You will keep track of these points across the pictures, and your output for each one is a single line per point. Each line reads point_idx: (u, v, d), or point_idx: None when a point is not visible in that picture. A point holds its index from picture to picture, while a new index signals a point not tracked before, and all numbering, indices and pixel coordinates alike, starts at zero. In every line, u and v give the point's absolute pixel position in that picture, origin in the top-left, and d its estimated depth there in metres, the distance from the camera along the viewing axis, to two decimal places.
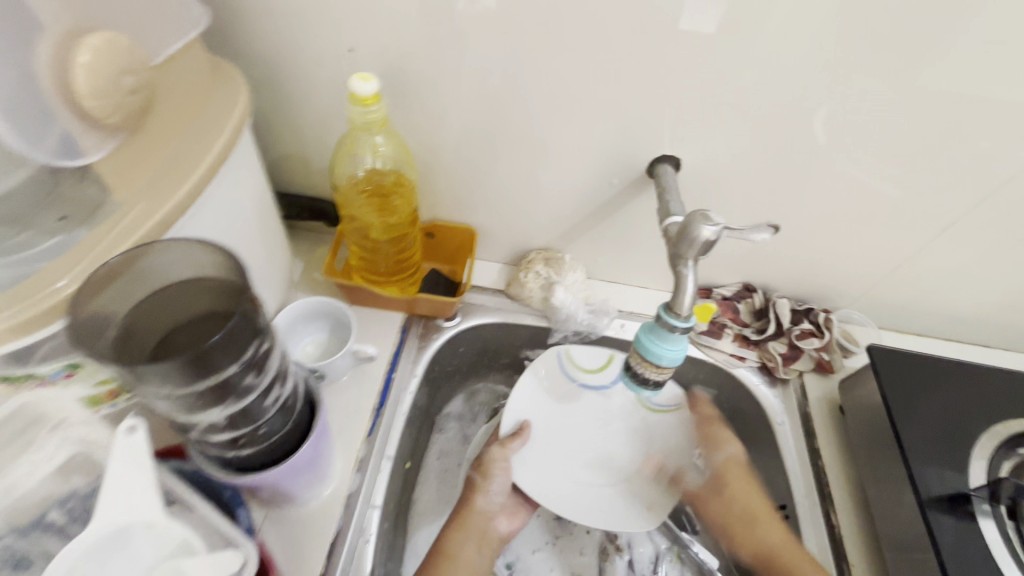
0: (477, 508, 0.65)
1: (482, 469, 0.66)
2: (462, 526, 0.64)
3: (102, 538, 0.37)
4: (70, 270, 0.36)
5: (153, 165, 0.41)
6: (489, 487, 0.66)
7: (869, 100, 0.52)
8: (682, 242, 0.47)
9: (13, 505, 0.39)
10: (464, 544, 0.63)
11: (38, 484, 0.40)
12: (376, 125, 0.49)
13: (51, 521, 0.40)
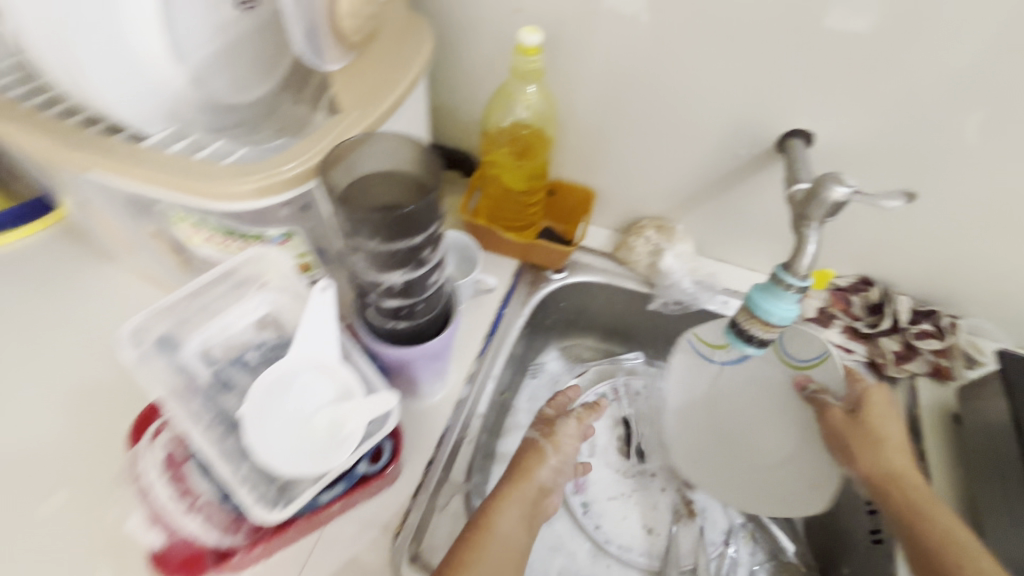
0: (535, 478, 0.57)
1: (553, 439, 0.61)
2: (513, 494, 0.55)
3: (290, 371, 0.47)
4: (294, 157, 0.44)
5: (367, 85, 0.47)
6: (549, 456, 0.59)
7: None
8: (810, 203, 0.49)
9: (226, 342, 0.51)
10: (510, 515, 0.53)
11: (242, 330, 0.51)
12: (533, 75, 0.57)
13: (247, 360, 0.50)
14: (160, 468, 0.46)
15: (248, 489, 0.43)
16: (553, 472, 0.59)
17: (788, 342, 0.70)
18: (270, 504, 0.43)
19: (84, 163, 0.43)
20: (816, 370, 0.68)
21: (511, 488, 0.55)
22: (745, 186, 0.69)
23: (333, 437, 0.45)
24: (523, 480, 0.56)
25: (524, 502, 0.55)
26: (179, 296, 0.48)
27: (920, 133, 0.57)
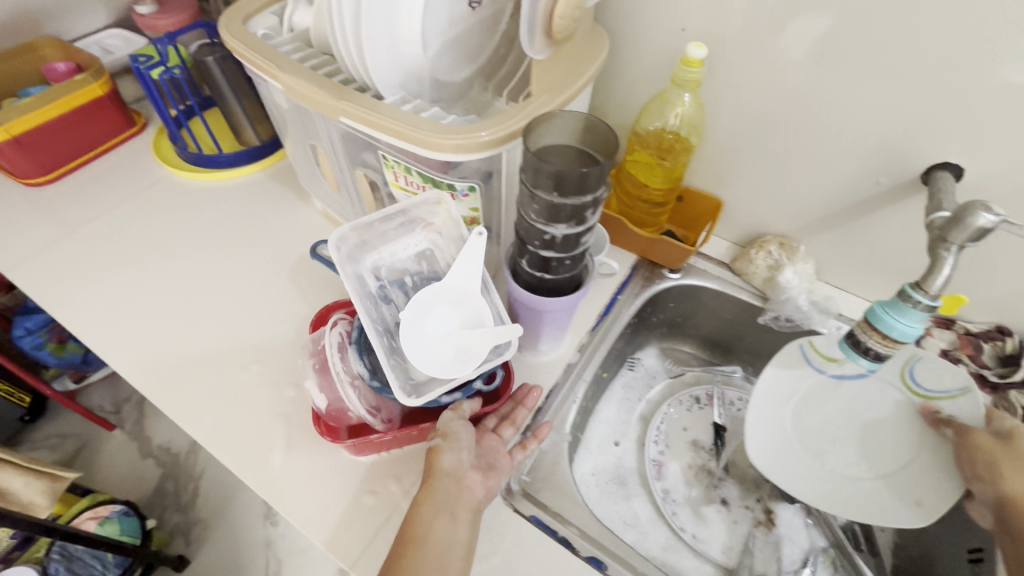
0: (441, 472, 0.54)
1: (441, 433, 0.56)
2: (428, 498, 0.52)
3: (434, 296, 0.55)
4: (489, 126, 0.54)
5: (556, 75, 0.57)
6: (450, 450, 0.55)
7: None
8: (953, 227, 0.51)
9: (393, 265, 0.61)
10: (435, 518, 0.50)
11: (405, 257, 0.62)
12: (692, 84, 0.64)
13: (406, 283, 0.61)
14: (336, 347, 0.59)
15: (395, 377, 0.54)
16: (461, 462, 0.54)
17: (920, 367, 0.66)
18: (408, 393, 0.54)
19: (341, 110, 0.57)
20: (954, 402, 0.63)
21: (425, 493, 0.52)
22: (880, 215, 0.70)
23: (461, 353, 0.55)
24: (431, 483, 0.53)
25: (445, 502, 0.52)
26: (370, 219, 0.59)
27: None
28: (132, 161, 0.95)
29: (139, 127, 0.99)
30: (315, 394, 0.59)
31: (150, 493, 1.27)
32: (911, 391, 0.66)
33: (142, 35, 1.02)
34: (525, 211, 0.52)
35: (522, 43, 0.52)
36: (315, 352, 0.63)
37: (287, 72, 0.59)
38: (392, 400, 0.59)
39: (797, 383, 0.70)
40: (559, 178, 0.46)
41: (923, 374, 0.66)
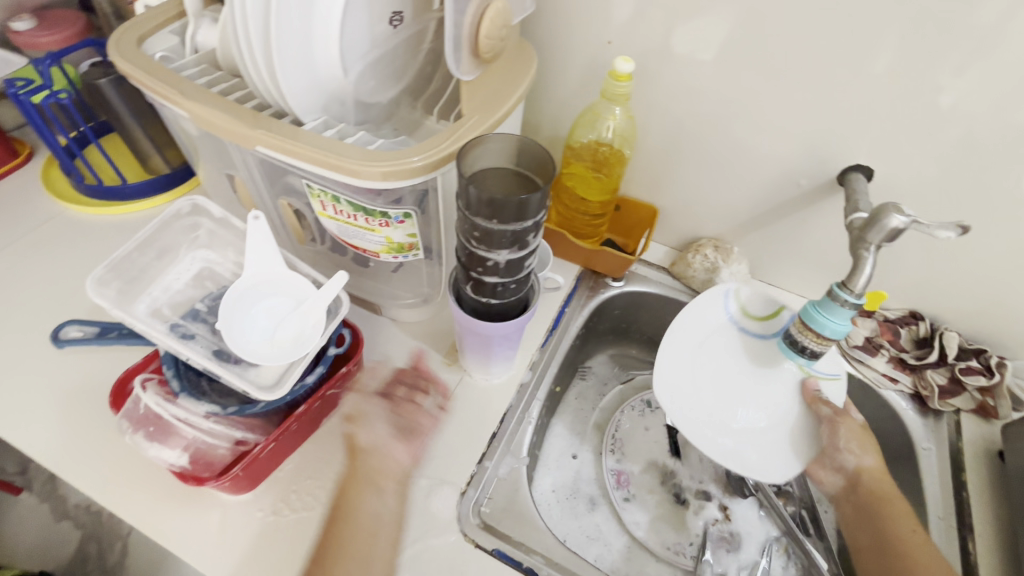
0: (360, 451, 0.58)
1: (353, 416, 0.60)
2: (354, 477, 0.57)
3: (238, 296, 0.57)
4: (420, 151, 0.52)
5: (488, 94, 0.55)
6: (360, 428, 0.59)
7: None
8: (870, 228, 0.54)
9: (174, 298, 0.61)
10: (365, 497, 0.55)
11: (182, 286, 0.62)
12: (620, 98, 0.64)
13: (199, 310, 0.60)
14: (157, 399, 0.52)
15: (243, 381, 0.53)
16: (378, 436, 0.58)
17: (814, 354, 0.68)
18: (266, 389, 0.54)
19: (257, 140, 0.53)
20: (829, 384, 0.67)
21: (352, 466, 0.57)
22: (804, 215, 0.74)
23: (298, 339, 0.56)
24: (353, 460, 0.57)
25: (371, 479, 0.56)
26: (126, 253, 0.58)
27: (979, 175, 0.61)
28: (16, 196, 0.84)
29: (22, 157, 0.87)
30: (165, 453, 0.52)
31: (67, 563, 1.13)
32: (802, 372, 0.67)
33: (19, 54, 0.91)
34: (464, 238, 0.49)
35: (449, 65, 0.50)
36: (138, 418, 0.53)
37: (192, 99, 0.54)
38: (259, 411, 0.55)
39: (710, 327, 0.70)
40: (496, 203, 0.44)
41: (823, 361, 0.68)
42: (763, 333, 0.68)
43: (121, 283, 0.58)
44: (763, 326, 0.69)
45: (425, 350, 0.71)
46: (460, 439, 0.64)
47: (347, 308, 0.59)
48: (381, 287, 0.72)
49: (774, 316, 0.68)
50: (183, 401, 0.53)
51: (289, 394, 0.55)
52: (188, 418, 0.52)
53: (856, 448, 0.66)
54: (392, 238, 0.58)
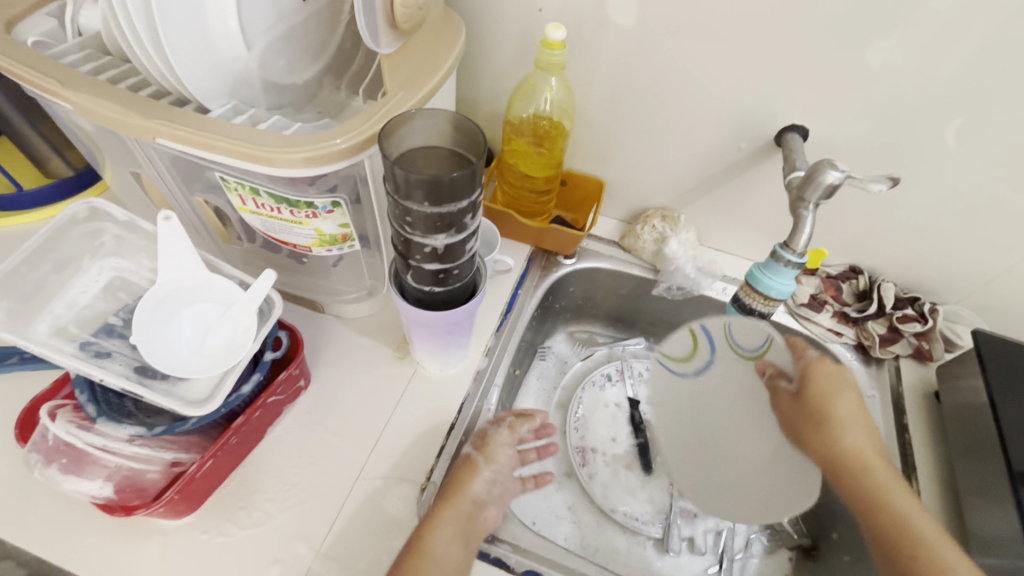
0: (469, 493, 0.56)
1: (484, 450, 0.61)
2: (448, 512, 0.54)
3: (153, 306, 0.52)
4: (342, 133, 0.48)
5: (412, 66, 0.52)
6: (484, 471, 0.59)
7: (998, 89, 0.57)
8: (806, 186, 0.54)
9: (81, 313, 0.55)
10: (445, 535, 0.52)
11: (89, 299, 0.56)
12: (555, 68, 0.62)
13: (112, 324, 0.54)
14: (70, 426, 0.47)
15: (169, 398, 0.48)
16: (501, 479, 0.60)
17: (739, 334, 0.70)
18: (195, 404, 0.49)
19: (156, 131, 0.47)
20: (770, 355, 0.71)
21: (453, 502, 0.55)
22: (746, 178, 0.74)
23: (229, 348, 0.52)
24: (461, 492, 0.56)
25: (465, 520, 0.54)
26: (15, 267, 0.51)
27: (907, 128, 0.63)
28: None
29: None
30: (86, 486, 0.47)
31: None
32: (741, 357, 0.72)
33: None
34: (397, 224, 0.46)
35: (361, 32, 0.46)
36: (49, 453, 0.46)
37: (76, 88, 0.48)
38: (191, 429, 0.51)
39: (673, 388, 0.79)
40: (425, 183, 0.42)
41: (745, 338, 0.70)
42: (690, 371, 0.77)
43: (12, 302, 0.51)
44: (690, 365, 0.77)
45: (374, 346, 0.68)
46: (418, 434, 0.62)
47: (282, 310, 0.55)
48: (321, 283, 0.67)
49: (695, 349, 0.75)
50: (101, 427, 0.48)
51: (224, 406, 0.51)
52: (109, 445, 0.47)
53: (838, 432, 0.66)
54: (322, 230, 0.54)
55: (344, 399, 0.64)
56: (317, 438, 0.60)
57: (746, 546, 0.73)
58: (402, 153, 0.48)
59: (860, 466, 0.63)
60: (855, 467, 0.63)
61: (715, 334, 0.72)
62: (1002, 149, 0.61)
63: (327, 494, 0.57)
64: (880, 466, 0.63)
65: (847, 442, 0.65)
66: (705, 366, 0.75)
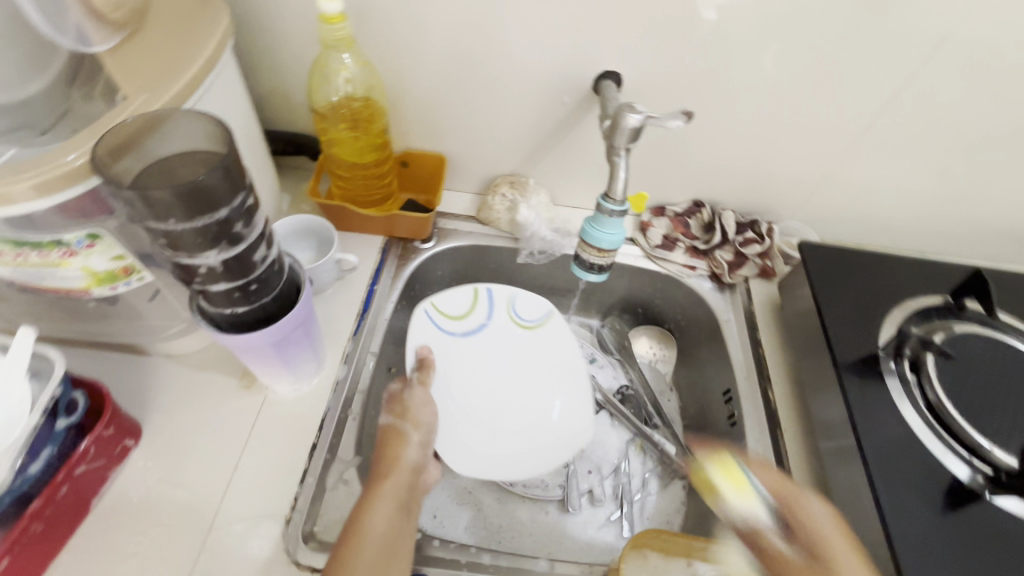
0: (403, 461, 0.56)
1: (401, 415, 0.60)
2: (376, 495, 0.52)
3: None
4: (78, 145, 0.40)
5: (156, 61, 0.45)
6: (413, 439, 0.58)
7: (770, 12, 0.60)
8: (614, 134, 0.54)
9: None
10: (379, 511, 0.51)
11: None
12: (343, 43, 0.56)
13: None
14: None
15: None
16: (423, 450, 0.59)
17: (522, 303, 0.76)
18: None
19: None
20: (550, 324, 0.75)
21: (379, 484, 0.53)
22: (578, 131, 0.74)
23: (6, 425, 0.43)
24: (393, 464, 0.55)
25: (398, 499, 0.53)
26: None
27: (708, 56, 0.64)
28: None
29: None
30: None
31: None
32: (521, 326, 0.75)
33: None
34: (159, 249, 0.40)
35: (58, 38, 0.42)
36: None
37: None
38: None
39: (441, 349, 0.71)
40: (163, 200, 0.36)
41: (526, 308, 0.76)
42: (454, 330, 0.73)
43: None
44: (463, 324, 0.74)
45: (215, 380, 0.62)
46: (276, 463, 0.57)
47: (65, 369, 0.47)
48: (137, 323, 0.60)
49: (473, 306, 0.75)
50: None
51: (9, 495, 0.43)
52: None
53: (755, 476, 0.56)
54: (92, 268, 0.46)
55: (186, 446, 0.57)
56: (161, 495, 0.54)
57: (643, 486, 0.75)
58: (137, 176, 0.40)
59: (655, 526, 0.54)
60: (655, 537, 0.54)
61: (498, 297, 0.75)
62: (789, 68, 0.65)
63: (177, 554, 0.51)
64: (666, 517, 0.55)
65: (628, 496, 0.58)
66: (483, 326, 0.74)
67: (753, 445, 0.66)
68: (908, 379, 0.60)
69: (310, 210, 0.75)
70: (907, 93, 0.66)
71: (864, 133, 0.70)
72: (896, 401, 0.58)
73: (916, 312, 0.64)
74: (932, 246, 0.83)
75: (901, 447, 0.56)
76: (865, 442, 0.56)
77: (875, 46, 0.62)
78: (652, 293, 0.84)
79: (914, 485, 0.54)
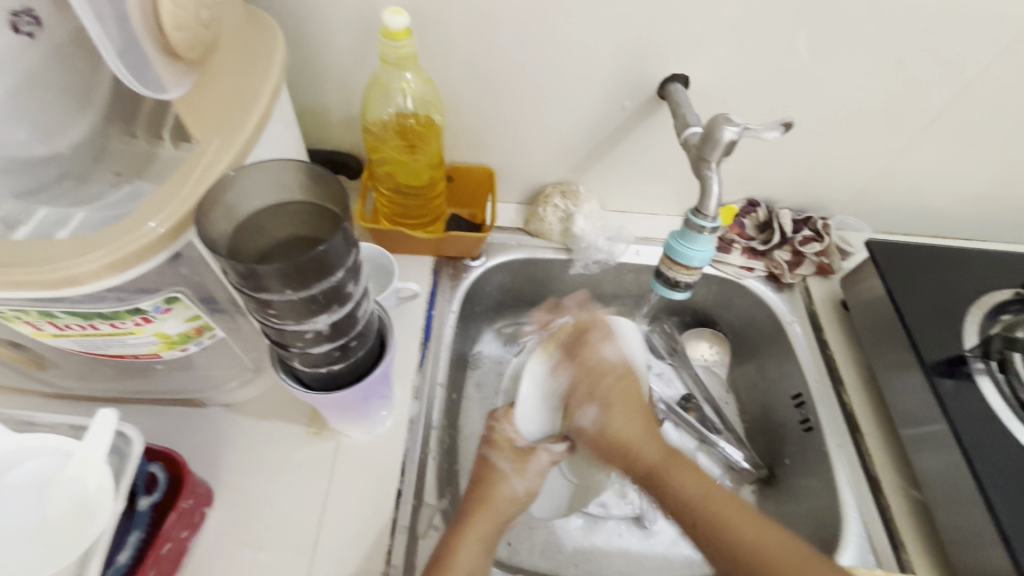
0: (496, 501, 0.56)
1: (517, 456, 0.60)
2: (474, 526, 0.53)
3: None
4: (160, 210, 0.36)
5: (221, 97, 0.41)
6: (512, 480, 0.58)
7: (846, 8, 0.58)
8: (706, 146, 0.51)
9: None
10: (469, 550, 0.51)
11: None
12: (408, 60, 0.52)
13: None
14: None
15: None
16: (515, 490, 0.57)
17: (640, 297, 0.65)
18: None
19: None
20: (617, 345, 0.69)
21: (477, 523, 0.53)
22: (637, 136, 0.70)
23: (88, 511, 0.39)
24: (493, 503, 0.55)
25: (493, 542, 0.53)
26: None
27: (779, 53, 0.62)
28: None
29: None
30: None
31: None
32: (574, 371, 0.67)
33: None
34: (261, 316, 0.36)
35: (153, 92, 0.36)
36: None
37: None
38: None
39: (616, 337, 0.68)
40: (281, 271, 0.32)
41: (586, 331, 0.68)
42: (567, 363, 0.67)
43: None
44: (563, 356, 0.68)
45: (280, 428, 0.58)
46: (361, 514, 0.53)
47: (143, 440, 0.43)
48: (193, 374, 0.56)
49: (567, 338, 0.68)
50: None
51: None
52: None
53: (601, 409, 0.57)
54: (165, 332, 0.42)
55: (263, 504, 0.53)
56: (244, 561, 0.50)
57: None
58: (230, 237, 0.37)
59: (678, 477, 0.51)
60: (670, 491, 0.51)
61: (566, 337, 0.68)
62: (860, 63, 0.63)
63: None
64: (686, 476, 0.51)
65: (614, 424, 0.56)
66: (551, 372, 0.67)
67: (834, 450, 0.65)
68: (998, 377, 0.59)
69: (353, 233, 0.71)
70: (978, 87, 0.64)
71: (930, 127, 0.69)
72: (987, 398, 0.58)
73: (989, 310, 0.65)
74: (978, 234, 0.83)
75: (999, 444, 0.55)
76: (966, 443, 0.55)
77: (951, 41, 0.60)
78: (706, 296, 0.82)
79: (1019, 484, 0.53)
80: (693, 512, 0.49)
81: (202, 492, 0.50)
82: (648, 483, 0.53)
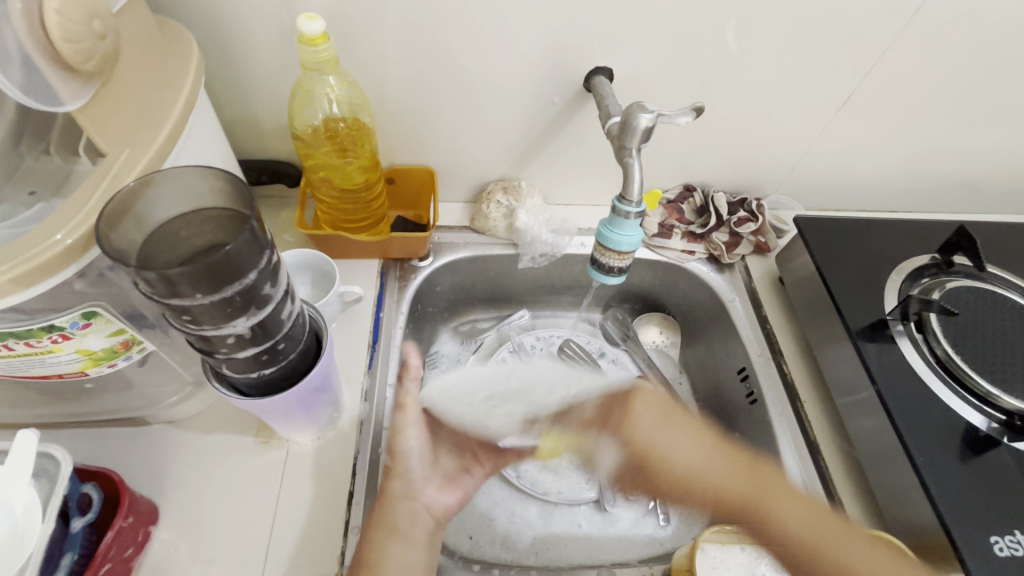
0: (393, 494, 0.53)
1: (392, 450, 0.56)
2: (381, 521, 0.51)
3: None
4: (66, 222, 0.36)
5: (128, 109, 0.41)
6: (404, 466, 0.55)
7: None
8: (625, 135, 0.53)
9: None
10: (389, 541, 0.50)
11: None
12: (327, 65, 0.53)
13: None
14: None
15: None
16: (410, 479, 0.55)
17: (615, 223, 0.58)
18: None
19: None
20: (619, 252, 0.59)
21: (387, 511, 0.52)
22: (571, 131, 0.72)
23: (14, 536, 0.38)
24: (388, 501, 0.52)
25: (400, 524, 0.52)
26: None
27: (696, 44, 0.64)
28: None
29: None
30: None
31: None
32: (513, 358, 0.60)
33: None
34: (178, 325, 0.36)
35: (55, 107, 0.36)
36: None
37: None
38: None
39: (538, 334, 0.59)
40: (189, 276, 0.32)
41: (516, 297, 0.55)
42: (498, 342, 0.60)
43: None
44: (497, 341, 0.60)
45: (229, 441, 0.57)
46: (312, 522, 0.53)
47: (71, 459, 0.43)
48: (132, 393, 0.55)
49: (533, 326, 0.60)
50: None
51: None
52: None
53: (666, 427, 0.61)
54: (87, 348, 0.41)
55: (212, 518, 0.53)
56: None
57: None
58: (145, 246, 0.38)
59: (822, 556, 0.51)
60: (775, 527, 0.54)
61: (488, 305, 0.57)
62: (773, 48, 0.65)
63: None
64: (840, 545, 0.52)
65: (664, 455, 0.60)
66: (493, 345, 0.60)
67: (777, 419, 0.68)
68: (917, 338, 0.63)
69: (296, 241, 0.71)
70: (883, 66, 0.68)
71: (845, 106, 0.72)
72: (908, 357, 0.62)
73: (908, 275, 0.69)
74: (902, 205, 0.88)
75: (918, 400, 0.59)
76: (889, 402, 0.59)
77: (853, 24, 0.63)
78: (653, 281, 0.85)
79: (937, 434, 0.57)
80: (779, 529, 0.54)
81: (143, 510, 0.49)
82: (735, 512, 0.57)
